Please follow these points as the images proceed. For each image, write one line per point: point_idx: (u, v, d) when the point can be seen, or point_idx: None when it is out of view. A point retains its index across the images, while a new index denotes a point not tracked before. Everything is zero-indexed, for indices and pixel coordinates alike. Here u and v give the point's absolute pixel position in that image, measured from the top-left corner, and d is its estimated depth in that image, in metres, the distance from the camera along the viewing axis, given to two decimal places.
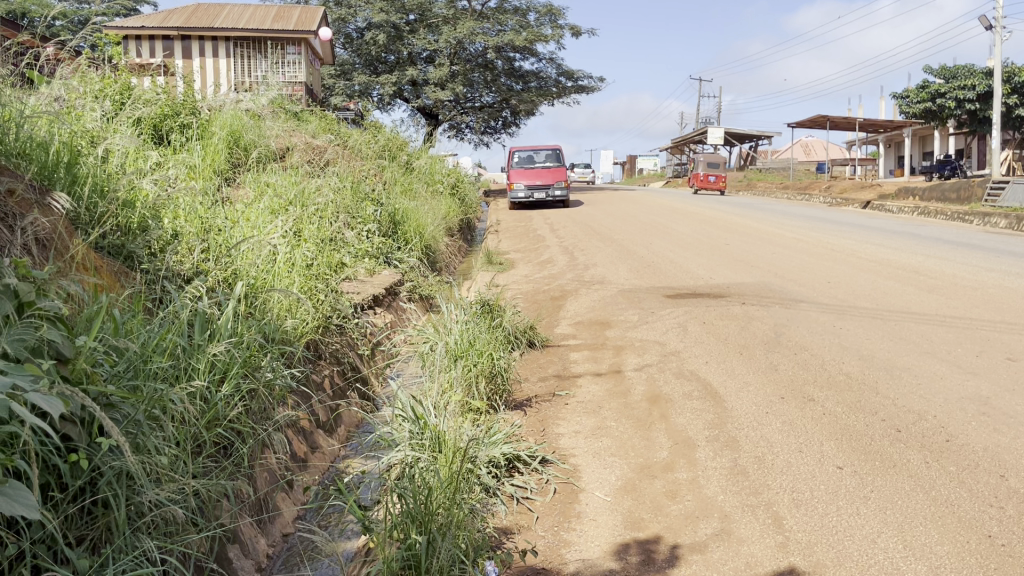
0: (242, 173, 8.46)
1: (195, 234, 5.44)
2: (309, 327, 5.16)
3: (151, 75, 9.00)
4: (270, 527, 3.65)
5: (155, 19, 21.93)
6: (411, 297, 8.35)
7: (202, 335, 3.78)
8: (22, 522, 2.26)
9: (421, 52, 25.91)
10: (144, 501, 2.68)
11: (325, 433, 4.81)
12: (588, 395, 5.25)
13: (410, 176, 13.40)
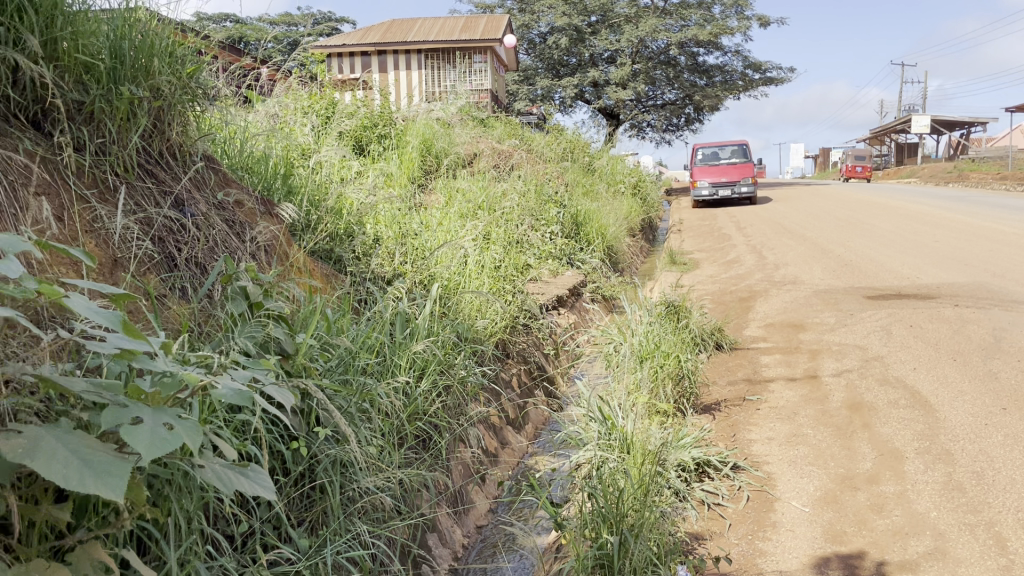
0: (434, 179, 8.85)
1: (394, 238, 5.78)
2: (498, 326, 5.34)
3: (352, 90, 9.62)
4: (466, 519, 3.81)
5: (354, 37, 23.47)
6: (594, 298, 8.41)
7: (403, 334, 4.02)
8: (253, 501, 2.49)
9: (603, 53, 25.97)
10: (356, 487, 2.88)
11: (514, 430, 4.95)
12: (781, 400, 5.05)
13: (591, 176, 13.46)
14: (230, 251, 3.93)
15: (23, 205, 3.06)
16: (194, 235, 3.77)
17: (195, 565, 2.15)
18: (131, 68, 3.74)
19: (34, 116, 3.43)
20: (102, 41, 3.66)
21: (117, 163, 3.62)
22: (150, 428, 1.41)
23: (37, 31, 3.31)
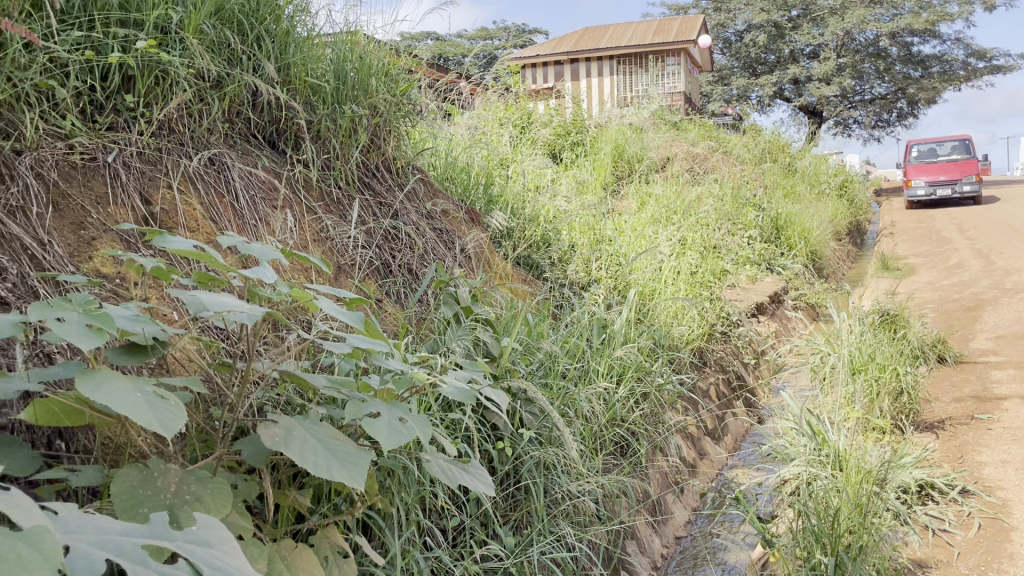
0: (628, 184, 8.80)
1: (589, 244, 5.80)
2: (696, 334, 5.22)
3: (546, 99, 9.78)
4: (665, 529, 3.75)
5: (546, 46, 23.86)
6: (796, 306, 8.01)
7: (602, 339, 4.03)
8: (464, 498, 2.59)
9: (804, 48, 24.72)
10: (559, 490, 2.92)
11: (713, 440, 4.82)
12: (1018, 420, 4.57)
13: (792, 177, 12.84)
14: (438, 257, 4.15)
15: (262, 217, 3.38)
16: (406, 243, 4.01)
17: (414, 555, 2.27)
18: (351, 88, 4.04)
19: (270, 135, 3.79)
20: (328, 64, 3.97)
21: (341, 176, 3.97)
22: (387, 421, 1.50)
23: (274, 58, 3.65)
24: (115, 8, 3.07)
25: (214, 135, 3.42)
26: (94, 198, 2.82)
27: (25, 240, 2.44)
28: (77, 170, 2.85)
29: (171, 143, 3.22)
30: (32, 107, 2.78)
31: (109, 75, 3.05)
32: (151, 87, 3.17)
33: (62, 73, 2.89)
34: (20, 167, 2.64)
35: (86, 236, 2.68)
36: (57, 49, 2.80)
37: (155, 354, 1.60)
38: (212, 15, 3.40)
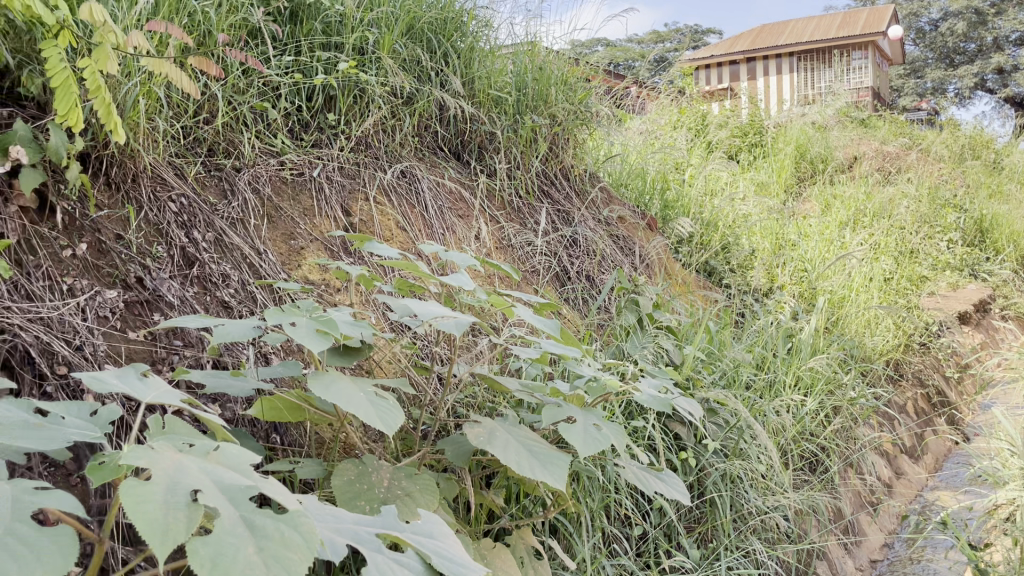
0: (812, 186, 8.40)
1: (772, 249, 5.59)
2: (891, 344, 4.90)
3: (722, 100, 9.54)
4: (858, 551, 3.53)
5: (721, 47, 23.26)
6: (1005, 315, 7.32)
7: (788, 349, 3.87)
8: (649, 507, 2.56)
9: (1011, 33, 22.61)
10: (747, 504, 2.82)
11: (910, 459, 4.50)
12: None
13: (999, 175, 11.75)
14: (617, 264, 4.15)
15: (449, 226, 3.52)
16: (585, 250, 4.04)
17: (601, 562, 2.26)
18: (531, 98, 4.13)
19: (456, 147, 3.94)
20: (509, 76, 4.08)
21: (521, 185, 4.07)
22: (583, 427, 1.52)
23: (459, 73, 3.80)
24: (319, 34, 3.32)
25: (405, 149, 3.60)
26: (301, 210, 3.05)
27: (244, 249, 2.69)
28: (287, 185, 3.09)
29: (368, 157, 3.43)
30: (249, 128, 3.05)
31: (314, 95, 3.29)
32: (350, 105, 3.40)
33: (274, 95, 3.16)
34: (240, 183, 2.89)
35: (295, 246, 2.91)
36: (270, 73, 3.06)
37: (365, 355, 1.70)
38: (403, 35, 3.61)
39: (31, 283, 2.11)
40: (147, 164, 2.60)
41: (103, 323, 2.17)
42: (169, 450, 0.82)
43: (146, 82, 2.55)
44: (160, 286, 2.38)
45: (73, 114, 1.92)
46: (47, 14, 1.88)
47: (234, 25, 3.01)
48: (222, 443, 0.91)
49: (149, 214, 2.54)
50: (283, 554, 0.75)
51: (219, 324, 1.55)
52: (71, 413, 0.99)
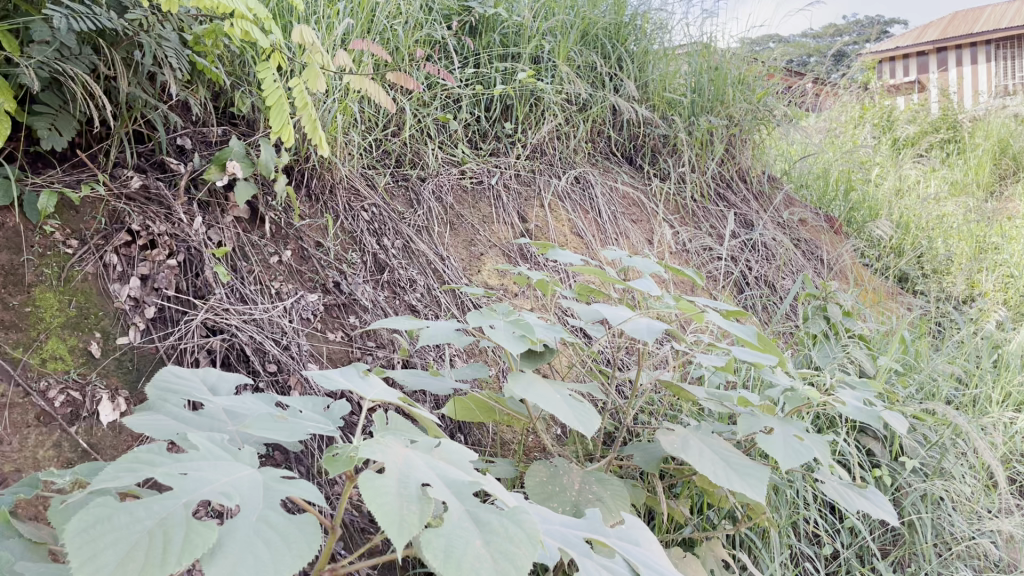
0: (1017, 183, 7.69)
1: (973, 253, 5.16)
2: None
3: (911, 94, 8.93)
4: None
5: (907, 38, 21.81)
6: None
7: (994, 361, 3.56)
8: (841, 526, 2.43)
9: None
10: (953, 530, 2.57)
11: None
12: None
13: None
14: (799, 269, 3.98)
15: (623, 230, 3.49)
16: (765, 255, 3.91)
17: None
18: (707, 99, 4.06)
19: (629, 152, 3.94)
20: (684, 78, 4.04)
21: (697, 189, 3.99)
22: (782, 438, 1.48)
23: (633, 77, 3.79)
24: (497, 45, 3.42)
25: (579, 155, 3.63)
26: (482, 217, 3.14)
27: (430, 255, 2.83)
28: (467, 193, 3.19)
29: (543, 164, 3.48)
30: (433, 140, 3.18)
31: (492, 105, 3.39)
32: (527, 113, 3.46)
33: (456, 107, 3.28)
34: (424, 193, 3.02)
35: (476, 251, 3.00)
36: (451, 86, 3.18)
37: (548, 362, 1.61)
38: (578, 42, 3.66)
39: (245, 287, 2.34)
40: (342, 175, 2.77)
41: (307, 324, 2.38)
42: (397, 446, 0.87)
43: (344, 98, 2.71)
44: (355, 290, 2.56)
45: (284, 130, 2.07)
46: (263, 39, 2.05)
47: (420, 41, 3.16)
48: (442, 440, 0.94)
49: (345, 222, 2.72)
50: (509, 548, 0.76)
51: (423, 326, 1.62)
52: (306, 406, 1.05)
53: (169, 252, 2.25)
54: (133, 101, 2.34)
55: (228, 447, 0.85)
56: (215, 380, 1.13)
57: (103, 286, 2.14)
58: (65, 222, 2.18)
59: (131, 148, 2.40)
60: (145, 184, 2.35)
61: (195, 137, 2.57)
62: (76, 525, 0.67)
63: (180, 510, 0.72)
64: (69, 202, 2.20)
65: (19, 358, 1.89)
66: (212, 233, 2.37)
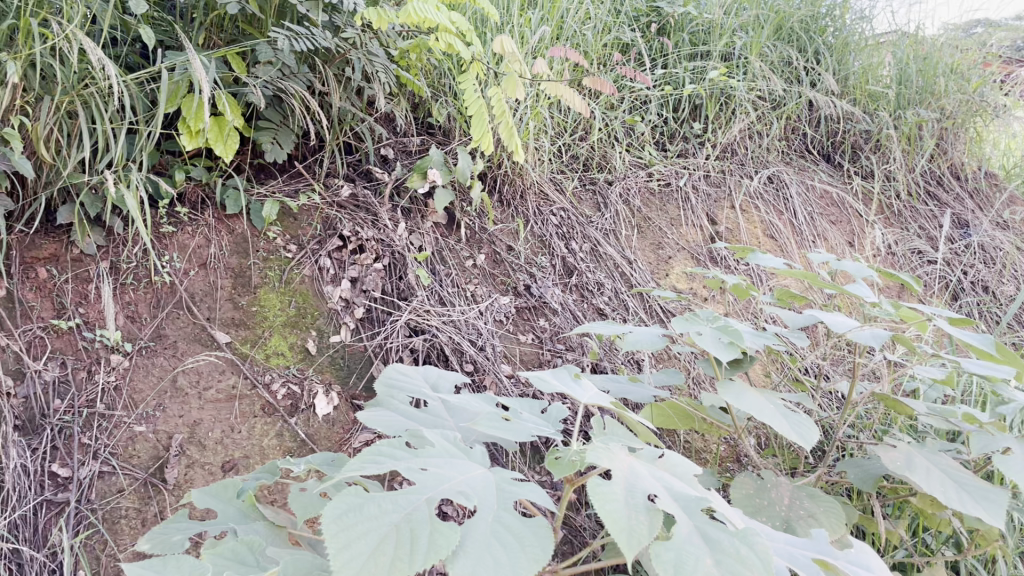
0: None
1: None
2: None
3: None
4: None
5: None
6: None
7: None
8: None
9: None
10: None
11: None
12: None
13: None
14: None
15: (820, 232, 3.32)
16: (983, 258, 3.58)
17: None
18: (915, 91, 3.78)
19: (826, 150, 3.74)
20: (888, 70, 3.79)
21: (903, 187, 3.73)
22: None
23: (832, 71, 3.61)
24: (687, 44, 3.37)
25: (772, 154, 3.49)
26: (670, 220, 3.08)
27: (617, 259, 2.81)
28: (655, 196, 3.14)
29: (734, 164, 3.37)
30: (620, 142, 3.16)
31: (681, 105, 3.31)
32: (717, 112, 3.37)
33: (644, 108, 3.25)
34: (612, 196, 3.01)
35: (665, 255, 2.95)
36: (640, 86, 3.16)
37: (748, 370, 1.56)
38: (771, 36, 3.54)
39: (444, 290, 2.44)
40: (533, 180, 2.82)
41: (501, 326, 2.45)
42: (622, 453, 0.87)
43: (536, 104, 2.76)
44: (545, 293, 2.60)
45: (484, 138, 2.13)
46: (465, 50, 2.13)
47: (609, 44, 3.17)
48: (664, 451, 0.94)
49: (535, 227, 2.77)
50: (741, 570, 0.74)
51: (628, 332, 1.62)
52: (527, 408, 1.09)
53: (375, 256, 2.41)
54: (344, 115, 2.51)
55: (461, 448, 0.89)
56: (435, 378, 1.19)
57: (319, 288, 2.33)
58: (287, 228, 2.39)
59: (342, 158, 2.59)
60: (354, 193, 2.53)
61: (397, 146, 2.71)
62: (332, 512, 0.73)
63: (423, 506, 0.76)
64: (289, 209, 2.42)
65: (247, 353, 2.13)
66: (414, 238, 2.51)
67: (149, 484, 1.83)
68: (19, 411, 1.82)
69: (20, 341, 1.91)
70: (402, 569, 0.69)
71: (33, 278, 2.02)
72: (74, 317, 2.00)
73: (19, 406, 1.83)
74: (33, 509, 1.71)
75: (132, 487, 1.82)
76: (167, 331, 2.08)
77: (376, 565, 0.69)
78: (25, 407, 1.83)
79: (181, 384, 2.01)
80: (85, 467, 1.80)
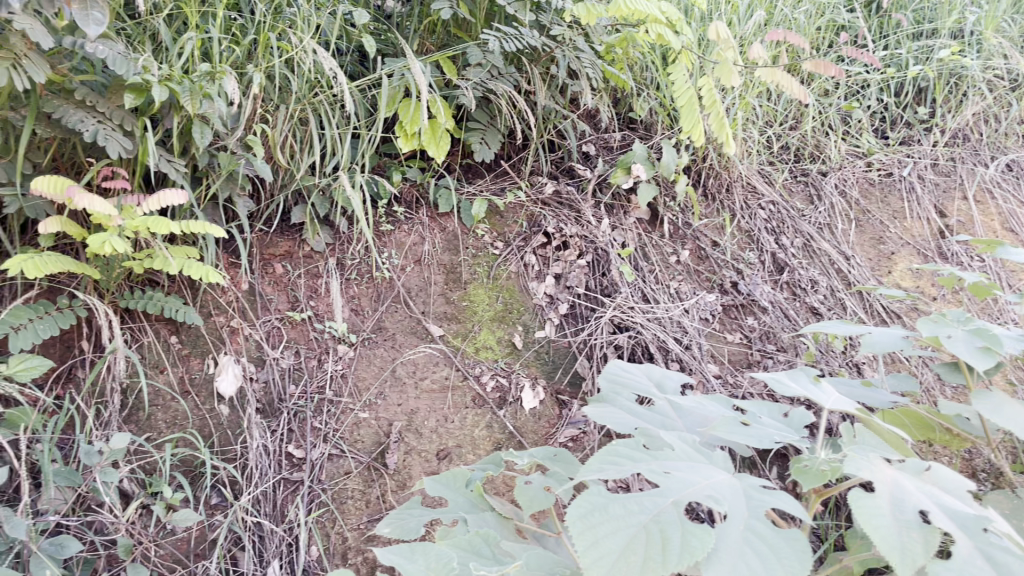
0: None
1: None
2: None
3: None
4: None
5: None
6: None
7: None
8: None
9: None
10: None
11: None
12: None
13: None
14: None
15: None
16: None
17: None
18: None
19: None
20: None
21: None
22: None
23: None
24: (911, 24, 3.13)
25: (1011, 138, 3.15)
26: (891, 213, 2.86)
27: (833, 255, 2.63)
28: (874, 187, 2.92)
29: (966, 151, 3.08)
30: (835, 131, 2.98)
31: (904, 88, 3.08)
32: (947, 95, 3.10)
33: (863, 94, 3.06)
34: (827, 187, 2.84)
35: (886, 250, 2.73)
36: (858, 70, 2.97)
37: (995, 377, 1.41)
38: (1009, 10, 3.23)
39: (648, 287, 2.39)
40: (740, 174, 2.72)
41: (707, 324, 2.36)
42: (887, 466, 0.96)
43: (745, 95, 2.66)
44: (754, 290, 2.47)
45: (695, 130, 2.07)
46: (676, 40, 2.08)
47: (823, 27, 3.00)
48: (933, 464, 1.00)
49: (742, 221, 2.66)
50: None
51: (864, 333, 1.53)
52: (764, 414, 1.09)
53: (578, 253, 2.41)
54: (549, 113, 2.54)
55: (704, 451, 0.94)
56: (661, 377, 1.20)
57: (524, 284, 2.36)
58: (494, 226, 2.46)
59: (546, 156, 2.61)
60: (558, 190, 2.55)
61: (599, 142, 2.70)
62: (578, 511, 0.81)
63: (670, 508, 0.81)
64: (496, 208, 2.49)
65: (458, 346, 2.20)
66: (617, 234, 2.48)
67: (372, 468, 1.94)
68: (260, 395, 1.99)
69: (260, 330, 2.09)
70: (654, 569, 0.75)
71: (271, 272, 2.20)
72: (307, 309, 2.17)
73: (260, 390, 2.00)
74: (273, 486, 1.86)
75: (357, 469, 1.94)
76: (386, 324, 2.20)
77: (625, 561, 0.76)
78: (265, 392, 2.00)
79: (400, 374, 2.11)
80: (317, 449, 1.94)
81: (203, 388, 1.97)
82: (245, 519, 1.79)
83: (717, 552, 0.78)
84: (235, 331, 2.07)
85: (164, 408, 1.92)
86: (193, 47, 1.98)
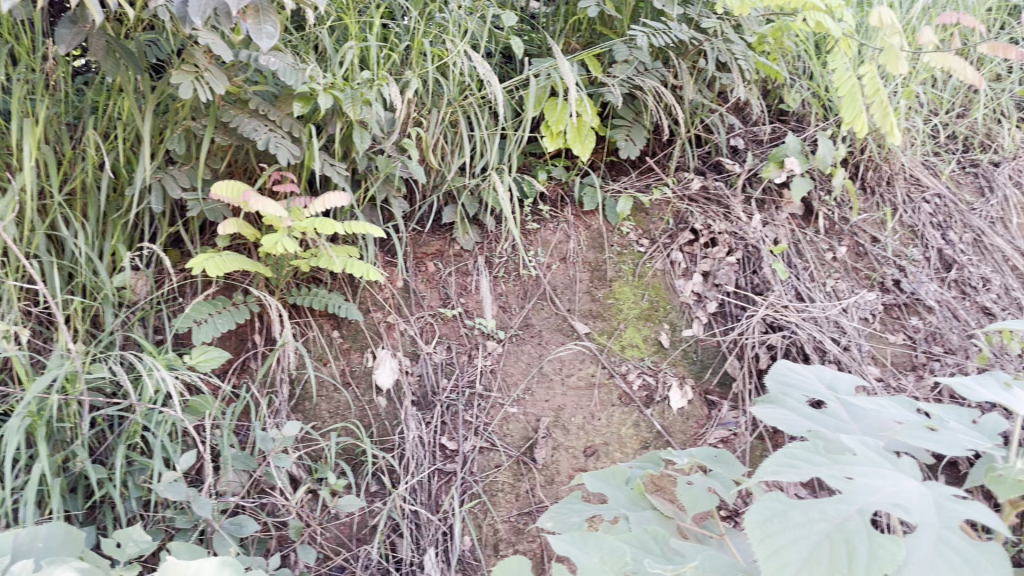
0: None
1: None
2: None
3: None
4: None
5: None
6: None
7: None
8: None
9: None
10: None
11: None
12: None
13: None
14: None
15: None
16: None
17: None
18: None
19: None
20: None
21: None
22: None
23: None
24: None
25: None
26: None
27: (1007, 251, 2.45)
28: None
29: None
30: (1008, 118, 2.79)
31: None
32: None
33: None
34: (1000, 178, 2.65)
35: None
36: None
37: None
38: None
39: (803, 285, 2.30)
40: (902, 165, 2.58)
41: (867, 324, 2.25)
42: None
43: (908, 83, 2.53)
44: (918, 289, 2.34)
45: (857, 121, 1.98)
46: (836, 28, 2.00)
47: (995, 7, 2.81)
48: None
49: (905, 215, 2.52)
50: None
51: None
52: (952, 418, 1.09)
53: (727, 250, 2.35)
54: (696, 106, 2.50)
55: (888, 456, 0.95)
56: (831, 379, 1.18)
57: (671, 282, 2.33)
58: (639, 224, 2.44)
59: (693, 151, 2.56)
60: (705, 186, 2.50)
61: (748, 136, 2.62)
62: (758, 516, 0.83)
63: (855, 517, 0.82)
64: (641, 204, 2.47)
65: (604, 344, 2.20)
66: (769, 230, 2.40)
67: (521, 462, 1.98)
68: (415, 388, 2.06)
69: (415, 326, 2.17)
70: None
71: (424, 271, 2.28)
72: (458, 306, 2.23)
73: (415, 383, 2.07)
74: (427, 476, 1.93)
75: (508, 463, 1.98)
76: (533, 322, 2.23)
77: (810, 570, 0.78)
78: (420, 385, 2.07)
79: (547, 370, 2.14)
80: (468, 441, 1.99)
81: (363, 380, 2.07)
82: (403, 507, 1.85)
83: (906, 564, 0.79)
84: (391, 326, 2.16)
85: (328, 399, 2.04)
86: (353, 56, 2.08)
